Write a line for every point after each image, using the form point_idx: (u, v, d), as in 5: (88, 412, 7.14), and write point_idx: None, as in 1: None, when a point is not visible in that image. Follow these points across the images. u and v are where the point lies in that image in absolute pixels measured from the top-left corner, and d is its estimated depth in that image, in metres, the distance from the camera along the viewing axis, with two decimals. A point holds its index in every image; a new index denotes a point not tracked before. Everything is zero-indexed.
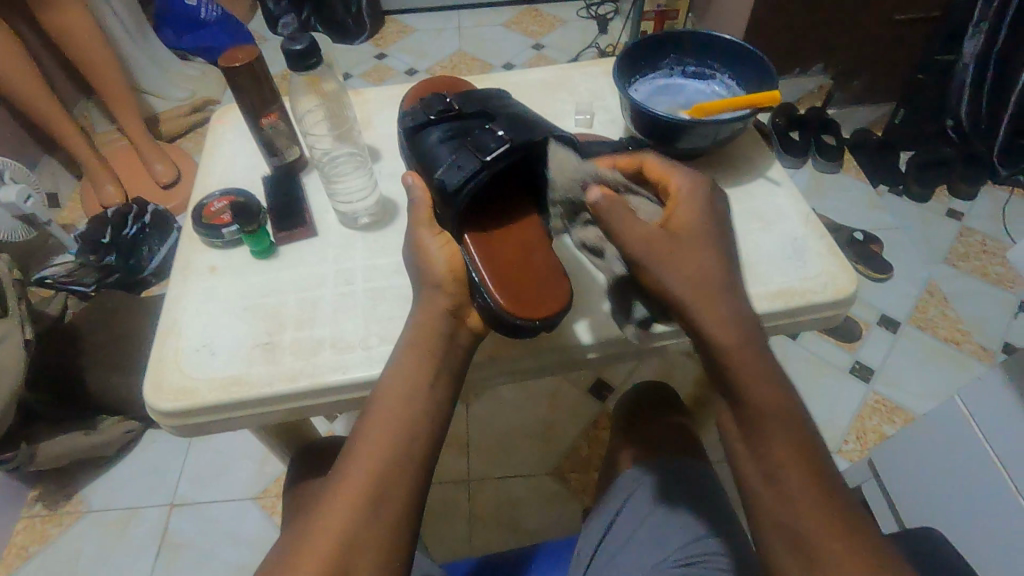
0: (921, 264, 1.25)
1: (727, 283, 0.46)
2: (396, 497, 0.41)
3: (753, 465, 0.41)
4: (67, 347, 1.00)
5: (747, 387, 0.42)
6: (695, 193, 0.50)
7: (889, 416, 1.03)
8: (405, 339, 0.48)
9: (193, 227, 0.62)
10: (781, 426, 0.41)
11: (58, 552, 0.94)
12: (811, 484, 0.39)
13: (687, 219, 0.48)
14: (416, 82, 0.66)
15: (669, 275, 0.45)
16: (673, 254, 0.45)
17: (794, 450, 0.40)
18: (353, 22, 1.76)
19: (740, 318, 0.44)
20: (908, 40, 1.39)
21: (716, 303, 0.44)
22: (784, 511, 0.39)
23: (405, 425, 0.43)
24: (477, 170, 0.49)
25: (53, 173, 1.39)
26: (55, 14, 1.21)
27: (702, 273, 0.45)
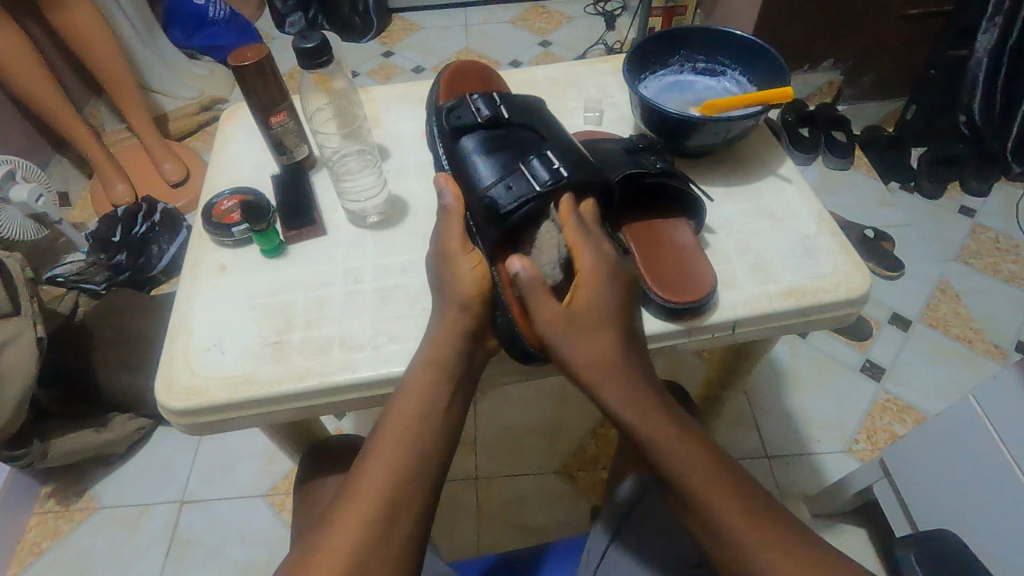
0: (933, 263, 1.24)
1: (625, 356, 0.48)
2: (407, 514, 0.41)
3: (693, 520, 0.43)
4: (79, 345, 1.01)
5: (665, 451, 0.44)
6: (585, 234, 0.50)
7: (900, 416, 1.02)
8: (423, 356, 0.49)
9: (202, 225, 0.63)
10: (706, 472, 0.43)
11: (71, 547, 0.95)
12: (746, 512, 0.41)
13: (584, 289, 0.49)
14: (445, 70, 0.64)
15: (581, 359, 0.47)
16: (576, 332, 0.48)
17: (723, 488, 0.42)
18: (360, 20, 1.76)
19: (638, 387, 0.47)
20: (921, 35, 1.37)
21: (614, 373, 0.47)
22: (722, 547, 0.41)
23: (419, 444, 0.44)
24: (529, 198, 0.50)
25: (64, 173, 1.40)
26: (64, 15, 1.22)
27: (599, 353, 0.48)
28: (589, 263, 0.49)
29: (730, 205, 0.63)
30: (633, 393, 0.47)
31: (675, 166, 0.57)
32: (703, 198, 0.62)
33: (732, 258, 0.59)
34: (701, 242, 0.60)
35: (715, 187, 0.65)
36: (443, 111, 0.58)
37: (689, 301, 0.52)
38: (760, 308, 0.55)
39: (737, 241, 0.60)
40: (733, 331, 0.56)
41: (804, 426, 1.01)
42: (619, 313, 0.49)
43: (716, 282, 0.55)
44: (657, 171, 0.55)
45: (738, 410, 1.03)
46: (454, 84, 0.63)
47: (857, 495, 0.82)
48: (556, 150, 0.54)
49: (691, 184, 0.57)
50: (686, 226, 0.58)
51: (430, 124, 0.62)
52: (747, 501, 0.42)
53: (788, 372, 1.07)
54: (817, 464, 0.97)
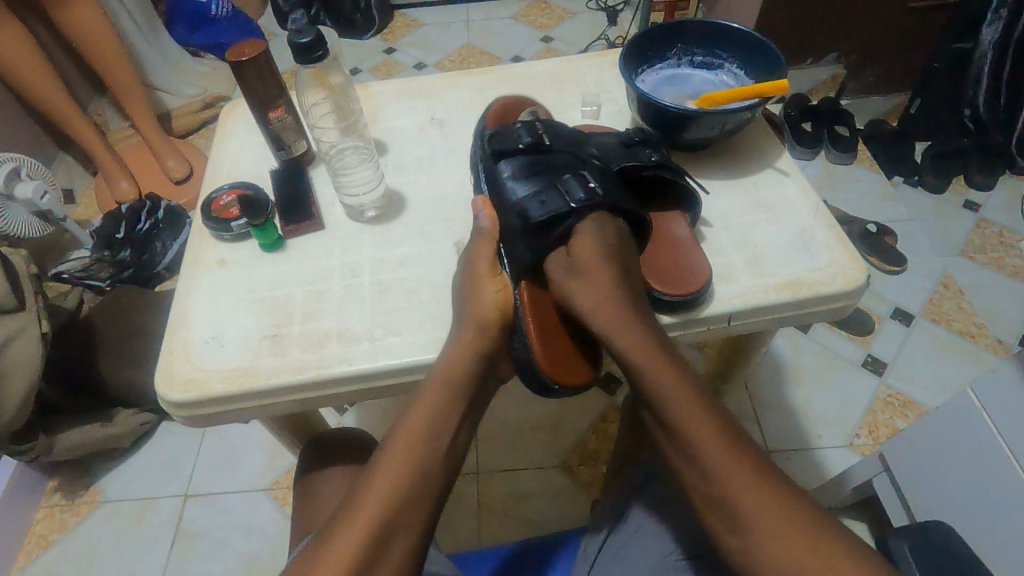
0: (936, 258, 1.23)
1: (625, 295, 0.50)
2: (405, 530, 0.42)
3: (683, 458, 0.44)
4: (84, 340, 1.02)
5: (653, 383, 0.46)
6: (602, 226, 0.51)
7: (902, 411, 1.02)
8: (436, 374, 0.49)
9: (202, 220, 0.63)
10: (709, 424, 0.43)
11: (77, 541, 0.96)
12: (736, 458, 0.42)
13: (592, 264, 0.50)
14: (495, 104, 0.64)
15: (596, 322, 0.49)
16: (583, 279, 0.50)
17: (722, 439, 0.43)
18: (362, 16, 1.76)
19: (637, 325, 0.48)
20: (925, 27, 1.36)
21: (611, 312, 0.49)
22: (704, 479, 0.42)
23: (425, 463, 0.45)
24: (564, 213, 0.51)
25: (68, 171, 1.41)
26: (67, 13, 1.23)
27: (600, 297, 0.49)
28: (596, 239, 0.51)
29: (727, 199, 0.63)
30: (646, 346, 0.47)
31: (671, 160, 0.57)
32: (700, 191, 0.62)
33: (730, 250, 0.59)
34: (699, 235, 0.60)
35: (712, 180, 0.65)
36: (488, 134, 0.58)
37: (685, 293, 0.52)
38: (756, 300, 0.55)
39: (734, 234, 0.60)
40: (730, 323, 0.56)
41: (805, 421, 1.01)
42: (619, 253, 0.51)
43: (712, 275, 0.55)
44: (653, 164, 0.55)
45: (739, 405, 1.03)
46: (502, 112, 0.63)
47: (857, 489, 0.82)
48: (591, 172, 0.54)
49: (687, 178, 0.57)
50: (684, 220, 0.58)
51: (473, 148, 0.62)
52: (746, 457, 0.42)
53: (790, 367, 1.07)
54: (819, 459, 0.97)
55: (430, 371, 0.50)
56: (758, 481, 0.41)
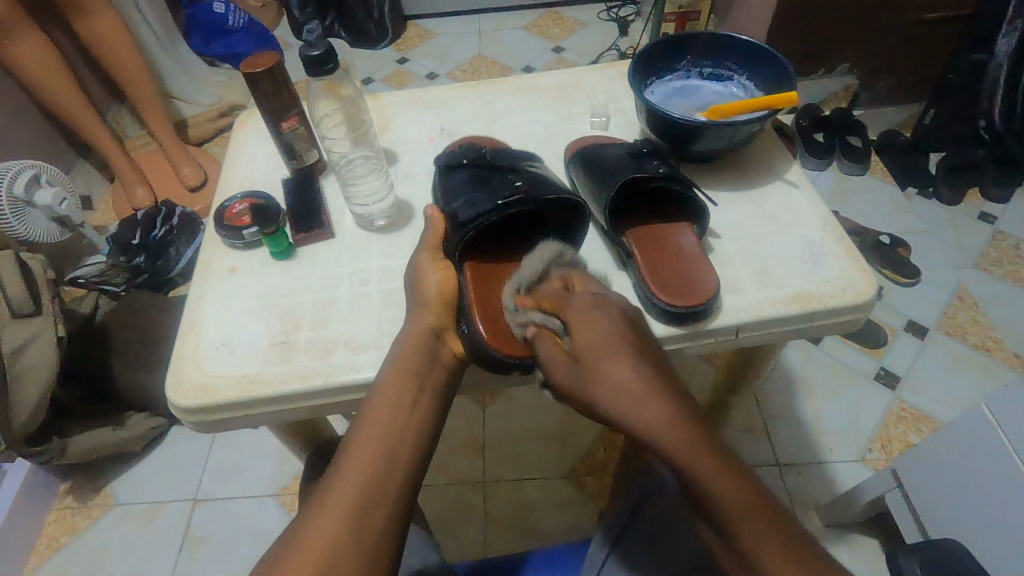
0: (950, 270, 1.22)
1: (629, 347, 0.45)
2: (387, 499, 0.39)
3: (708, 526, 0.37)
4: (99, 344, 1.03)
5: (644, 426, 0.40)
6: (600, 309, 0.48)
7: (915, 425, 1.00)
8: (394, 354, 0.49)
9: (215, 229, 0.64)
10: (740, 512, 0.35)
11: (87, 543, 0.97)
12: (759, 520, 0.35)
13: (585, 322, 0.47)
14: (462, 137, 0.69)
15: (597, 378, 0.44)
16: (587, 377, 0.45)
17: (747, 499, 0.35)
18: (375, 27, 1.79)
19: (638, 369, 0.43)
20: (940, 37, 1.34)
21: (619, 366, 0.44)
22: (734, 553, 0.35)
23: (394, 441, 0.42)
24: (488, 210, 0.52)
25: (86, 177, 1.44)
26: (88, 23, 1.26)
27: (597, 343, 0.46)
28: (608, 320, 0.47)
29: (736, 211, 0.63)
30: (662, 402, 0.41)
31: (678, 171, 0.58)
32: (707, 202, 0.62)
33: (737, 262, 0.59)
34: (707, 246, 0.60)
35: (720, 191, 0.65)
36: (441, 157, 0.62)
37: (693, 305, 0.52)
38: (764, 313, 0.55)
39: (743, 246, 0.60)
40: (738, 335, 0.55)
41: (816, 434, 0.99)
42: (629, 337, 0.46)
43: (720, 287, 0.55)
44: (660, 175, 0.56)
45: (748, 417, 1.02)
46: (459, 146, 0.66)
47: (869, 505, 0.80)
48: (524, 174, 0.56)
49: (696, 189, 0.57)
50: (691, 231, 0.58)
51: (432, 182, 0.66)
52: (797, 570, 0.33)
53: (800, 379, 1.06)
54: (829, 473, 0.95)
55: (388, 352, 0.50)
56: (785, 549, 0.33)
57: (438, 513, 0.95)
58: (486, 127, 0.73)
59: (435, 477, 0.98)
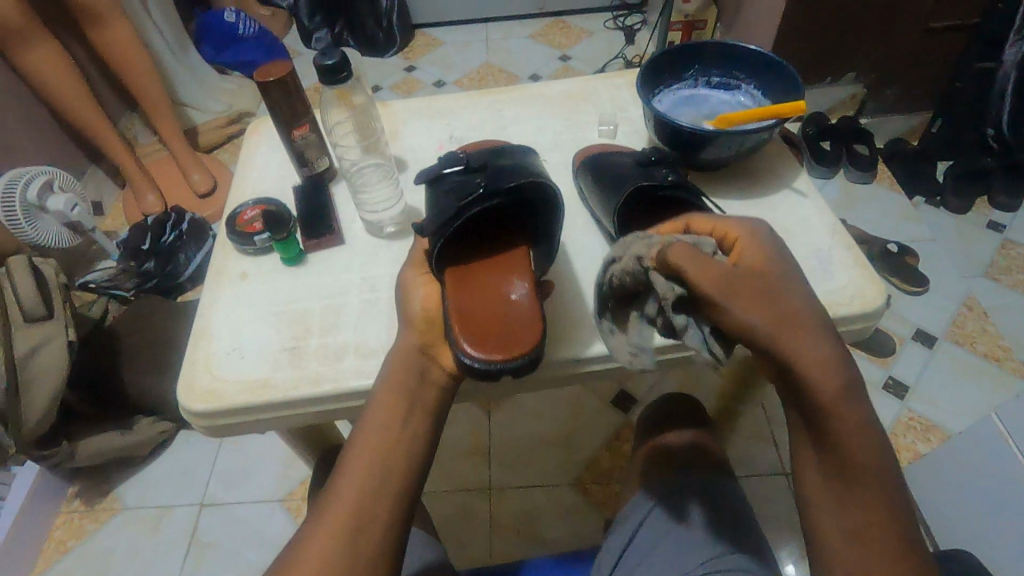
0: (959, 278, 1.21)
1: (795, 278, 0.41)
2: (375, 529, 0.40)
3: (823, 470, 0.39)
4: (109, 348, 1.04)
5: (806, 371, 0.38)
6: (756, 234, 0.43)
7: (924, 435, 0.99)
8: (386, 371, 0.48)
9: (227, 234, 0.65)
10: (871, 497, 0.38)
11: (94, 547, 0.97)
12: (873, 482, 0.38)
13: (751, 246, 0.42)
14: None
15: (763, 303, 0.38)
16: (758, 296, 0.38)
17: (873, 461, 0.38)
18: (383, 35, 1.81)
19: (807, 304, 0.39)
20: (948, 46, 1.34)
21: (783, 295, 0.39)
22: (839, 498, 0.38)
23: (380, 469, 0.43)
24: (453, 215, 0.49)
25: (97, 183, 1.45)
26: (102, 32, 1.28)
27: (763, 270, 0.40)
28: (778, 249, 0.42)
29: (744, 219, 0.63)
30: (822, 346, 0.38)
31: (687, 180, 0.58)
32: (715, 210, 0.63)
33: None
34: None
35: (728, 200, 0.65)
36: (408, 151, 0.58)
37: None
38: None
39: None
40: None
41: None
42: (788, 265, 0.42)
43: None
44: (668, 184, 0.56)
45: (756, 426, 1.01)
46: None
47: None
48: (489, 172, 0.52)
49: (704, 198, 0.58)
50: None
51: None
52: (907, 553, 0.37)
53: None
54: None
55: (382, 367, 0.49)
56: (883, 517, 0.37)
57: (443, 520, 0.95)
58: (494, 135, 0.73)
59: (441, 484, 0.98)
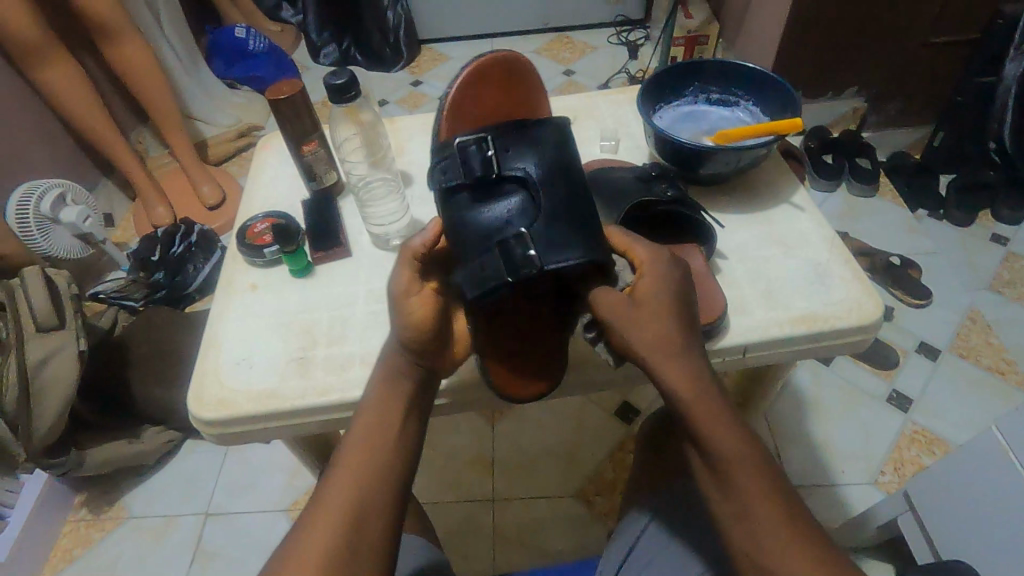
0: (962, 291, 1.22)
1: (678, 305, 0.45)
2: (376, 522, 0.40)
3: (712, 480, 0.42)
4: (118, 357, 1.06)
5: (669, 383, 0.43)
6: (659, 259, 0.47)
7: (928, 448, 0.99)
8: (377, 373, 0.49)
9: (237, 247, 0.66)
10: (775, 522, 0.39)
11: (99, 555, 0.98)
12: (762, 489, 0.40)
13: (651, 271, 0.46)
14: (466, 77, 0.60)
15: (636, 325, 0.45)
16: (634, 319, 0.45)
17: (756, 467, 0.41)
18: (390, 51, 1.84)
19: (673, 330, 0.44)
20: (948, 61, 1.36)
21: (655, 317, 0.45)
22: (734, 506, 0.41)
23: (377, 478, 0.42)
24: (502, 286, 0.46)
25: (108, 195, 1.48)
26: (117, 48, 1.31)
27: (646, 297, 0.45)
28: (667, 276, 0.46)
29: (742, 232, 0.64)
30: (684, 369, 0.43)
31: (687, 195, 0.59)
32: (714, 224, 0.64)
33: (745, 283, 0.60)
34: (714, 267, 0.61)
35: (726, 214, 0.66)
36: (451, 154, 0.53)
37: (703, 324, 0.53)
38: (770, 333, 0.56)
39: (749, 267, 0.61)
40: (744, 354, 0.56)
41: (827, 455, 0.99)
42: (682, 294, 0.46)
43: (727, 306, 0.56)
44: (668, 199, 0.57)
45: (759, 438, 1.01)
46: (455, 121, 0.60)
47: (882, 529, 0.80)
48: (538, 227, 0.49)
49: (702, 212, 0.59)
50: (698, 252, 0.59)
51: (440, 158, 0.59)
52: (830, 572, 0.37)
53: (809, 400, 1.05)
54: (841, 495, 0.95)
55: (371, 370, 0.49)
56: (788, 522, 0.39)
57: (446, 531, 0.95)
58: None
59: (445, 494, 0.99)
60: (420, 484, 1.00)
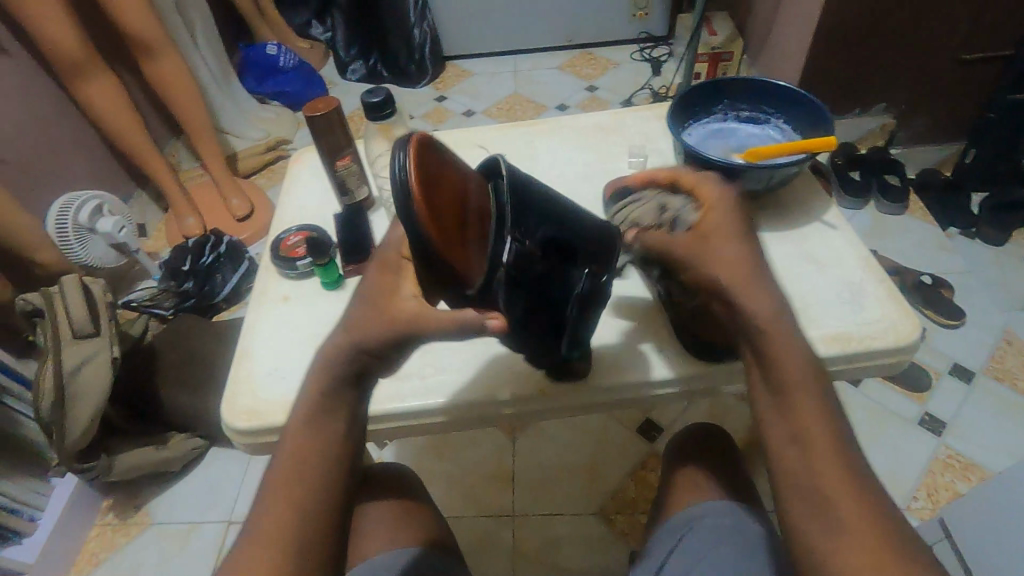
0: (996, 311, 1.18)
1: (748, 234, 0.47)
2: (307, 546, 0.41)
3: (773, 408, 0.42)
4: (149, 363, 1.09)
5: (748, 304, 0.44)
6: (726, 195, 0.48)
7: (963, 474, 0.96)
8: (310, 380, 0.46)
9: (271, 258, 0.68)
10: (830, 465, 0.39)
11: (123, 559, 1.00)
12: (821, 420, 0.41)
13: (720, 207, 0.47)
14: (414, 181, 0.36)
15: (710, 257, 0.46)
16: (704, 253, 0.46)
17: (818, 403, 0.41)
18: (416, 67, 1.87)
19: (748, 257, 0.45)
20: (981, 77, 1.33)
21: (729, 248, 0.46)
22: (789, 436, 0.41)
23: (307, 515, 0.41)
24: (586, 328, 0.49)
25: (142, 206, 1.52)
26: (156, 64, 1.36)
27: (717, 231, 0.46)
28: (739, 210, 0.48)
29: (773, 250, 0.63)
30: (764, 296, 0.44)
31: None
32: None
33: None
34: None
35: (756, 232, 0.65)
36: (497, 272, 0.42)
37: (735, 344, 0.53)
38: None
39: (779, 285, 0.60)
40: None
41: None
42: (750, 232, 0.47)
43: None
44: None
45: None
46: (448, 241, 0.38)
47: None
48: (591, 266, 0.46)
49: None
50: None
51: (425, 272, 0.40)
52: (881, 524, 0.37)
53: None
54: None
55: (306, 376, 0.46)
56: (836, 457, 0.39)
57: (464, 547, 0.94)
58: (526, 166, 0.76)
59: (464, 509, 0.99)
60: (440, 497, 1.00)
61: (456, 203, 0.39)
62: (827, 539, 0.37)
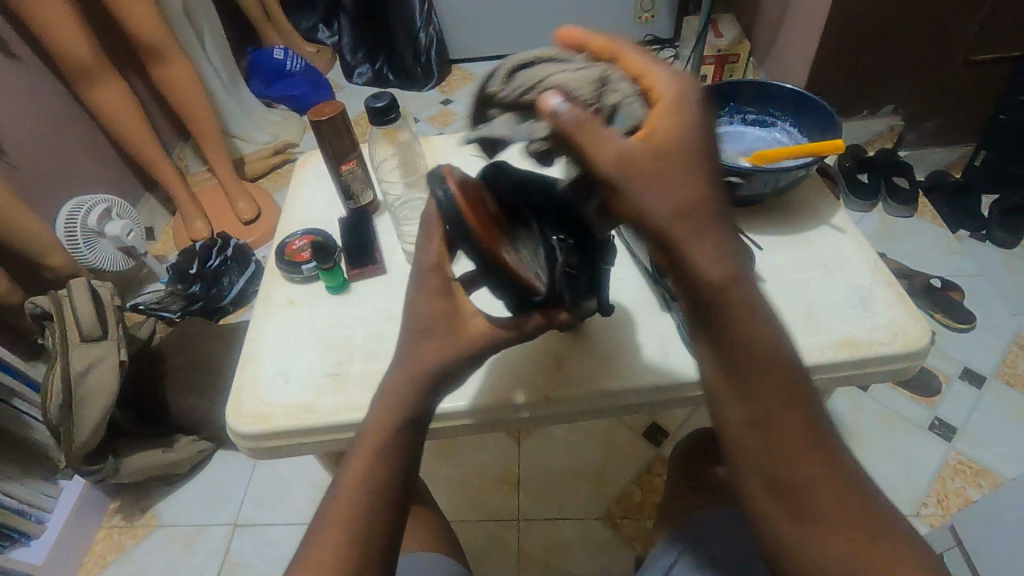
0: (1007, 315, 1.17)
1: (707, 154, 0.36)
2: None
3: (733, 392, 0.37)
4: (157, 366, 1.09)
5: (697, 258, 0.34)
6: (688, 101, 0.37)
7: (974, 479, 0.95)
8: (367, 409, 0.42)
9: (277, 262, 0.68)
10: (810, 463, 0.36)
11: (131, 561, 1.00)
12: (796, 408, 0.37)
13: (675, 112, 0.36)
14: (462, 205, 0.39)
15: (651, 179, 0.34)
16: (646, 176, 0.34)
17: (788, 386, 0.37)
18: (422, 71, 1.88)
19: (701, 187, 0.35)
20: (991, 78, 1.32)
21: (682, 174, 0.35)
22: (757, 430, 0.36)
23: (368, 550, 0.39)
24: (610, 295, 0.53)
25: (150, 209, 1.54)
26: (165, 69, 1.37)
27: (665, 144, 0.35)
28: (697, 119, 0.36)
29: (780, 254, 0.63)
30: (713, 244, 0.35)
31: None
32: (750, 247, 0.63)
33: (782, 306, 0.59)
34: None
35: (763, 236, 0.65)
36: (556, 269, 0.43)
37: None
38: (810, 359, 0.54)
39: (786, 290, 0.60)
40: None
41: None
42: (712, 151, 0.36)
43: None
44: None
45: None
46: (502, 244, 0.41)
47: None
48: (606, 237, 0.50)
49: None
50: None
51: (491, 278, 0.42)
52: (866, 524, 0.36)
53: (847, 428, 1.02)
54: None
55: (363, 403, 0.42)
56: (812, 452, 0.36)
57: (470, 551, 0.94)
58: None
59: (470, 513, 0.98)
60: (445, 500, 1.00)
61: (491, 214, 0.42)
62: (807, 540, 0.36)
